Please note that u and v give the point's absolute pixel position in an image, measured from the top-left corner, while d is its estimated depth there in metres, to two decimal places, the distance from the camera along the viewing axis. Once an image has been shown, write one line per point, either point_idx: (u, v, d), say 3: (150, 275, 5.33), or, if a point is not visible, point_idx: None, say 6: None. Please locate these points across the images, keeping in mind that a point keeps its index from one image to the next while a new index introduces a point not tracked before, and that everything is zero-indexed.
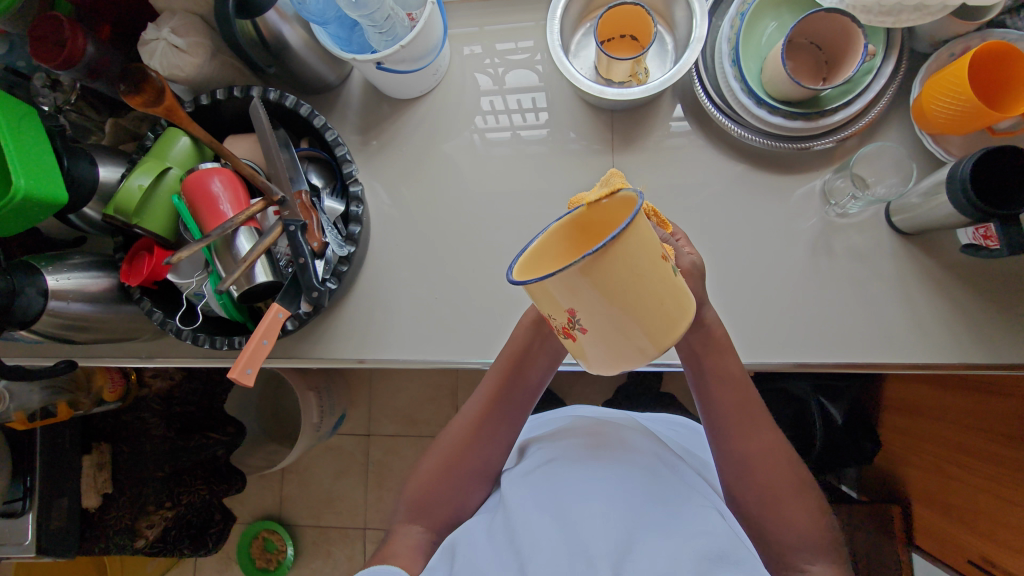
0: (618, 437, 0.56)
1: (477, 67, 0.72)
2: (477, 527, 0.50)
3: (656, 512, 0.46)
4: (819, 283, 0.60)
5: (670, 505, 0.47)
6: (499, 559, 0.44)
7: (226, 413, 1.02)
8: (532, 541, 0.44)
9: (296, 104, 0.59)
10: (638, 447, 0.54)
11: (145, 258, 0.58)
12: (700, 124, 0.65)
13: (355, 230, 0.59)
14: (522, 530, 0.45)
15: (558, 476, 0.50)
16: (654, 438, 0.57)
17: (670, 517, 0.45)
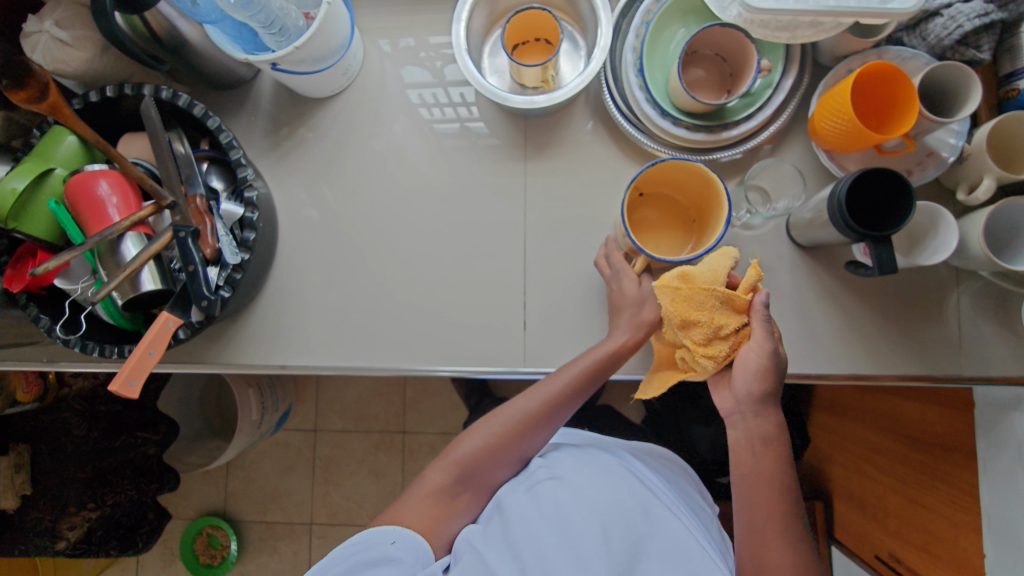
0: (609, 460, 0.62)
1: (391, 65, 0.69)
2: (475, 533, 0.54)
3: (649, 536, 0.53)
4: None
5: (658, 523, 0.54)
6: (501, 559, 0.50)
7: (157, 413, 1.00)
8: (541, 550, 0.49)
9: (190, 105, 0.57)
10: (626, 472, 0.61)
11: (28, 262, 0.56)
12: (613, 132, 0.64)
13: (249, 237, 0.57)
14: (531, 546, 0.50)
15: (557, 490, 0.56)
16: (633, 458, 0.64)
17: (661, 542, 0.52)
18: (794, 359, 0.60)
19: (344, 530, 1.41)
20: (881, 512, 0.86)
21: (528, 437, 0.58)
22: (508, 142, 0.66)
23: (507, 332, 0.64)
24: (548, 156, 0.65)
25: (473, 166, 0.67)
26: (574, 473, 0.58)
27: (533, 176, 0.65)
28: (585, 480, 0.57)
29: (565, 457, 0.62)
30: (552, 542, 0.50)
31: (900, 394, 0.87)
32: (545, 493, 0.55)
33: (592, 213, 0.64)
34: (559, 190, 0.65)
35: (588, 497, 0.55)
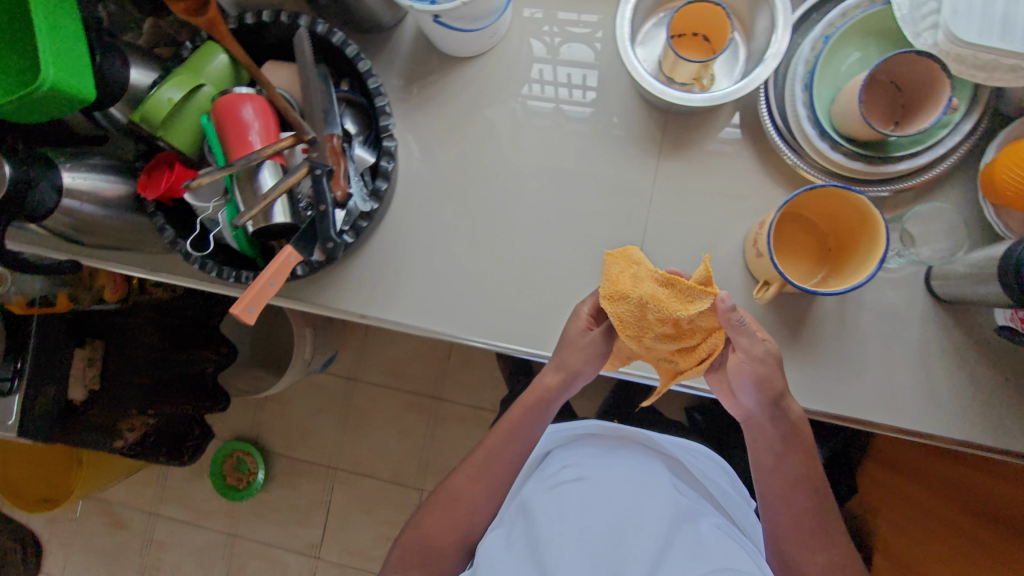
0: (634, 462, 0.61)
1: (535, 33, 0.67)
2: (504, 540, 0.54)
3: (679, 528, 0.51)
4: (840, 332, 0.59)
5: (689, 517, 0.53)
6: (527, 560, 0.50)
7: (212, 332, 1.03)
8: (563, 543, 0.50)
9: (344, 43, 0.56)
10: (650, 470, 0.60)
11: (165, 172, 0.57)
12: (756, 145, 0.62)
13: (381, 187, 0.56)
14: (551, 537, 0.50)
15: (580, 490, 0.56)
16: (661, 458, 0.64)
17: (690, 534, 0.50)
18: (902, 412, 0.58)
19: (365, 482, 1.43)
20: None
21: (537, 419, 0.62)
22: (643, 135, 0.64)
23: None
24: (683, 157, 0.63)
25: (602, 153, 0.65)
26: (597, 475, 0.58)
27: (663, 174, 0.63)
28: (609, 481, 0.57)
29: (591, 457, 0.62)
30: (572, 535, 0.50)
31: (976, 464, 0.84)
32: (567, 493, 0.56)
33: (718, 224, 0.62)
34: (687, 194, 0.63)
35: (608, 496, 0.55)
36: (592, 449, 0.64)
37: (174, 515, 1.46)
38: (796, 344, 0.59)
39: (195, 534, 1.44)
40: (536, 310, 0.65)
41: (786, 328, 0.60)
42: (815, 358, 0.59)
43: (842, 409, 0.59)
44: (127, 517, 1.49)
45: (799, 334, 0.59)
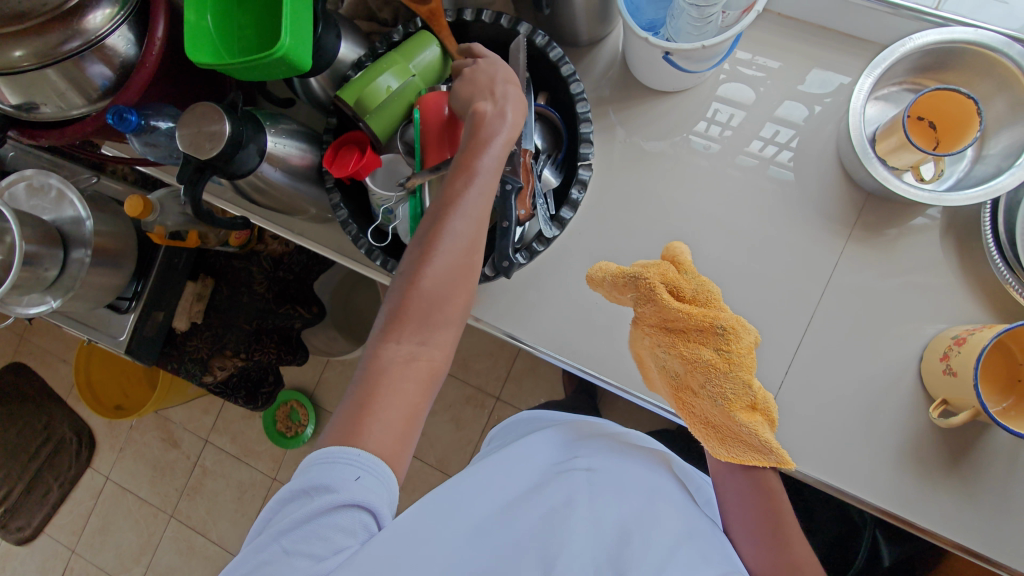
0: (648, 467, 0.55)
1: (737, 80, 0.64)
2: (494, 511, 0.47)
3: (689, 546, 0.46)
4: (1008, 472, 0.55)
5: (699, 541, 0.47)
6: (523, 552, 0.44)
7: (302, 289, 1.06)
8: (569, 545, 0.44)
9: (561, 60, 0.55)
10: (665, 481, 0.54)
11: (352, 153, 0.56)
12: (957, 250, 0.57)
13: (566, 216, 0.54)
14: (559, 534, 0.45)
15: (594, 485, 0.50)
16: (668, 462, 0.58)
17: (698, 554, 0.45)
18: None
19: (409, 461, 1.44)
20: None
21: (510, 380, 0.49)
22: (832, 213, 0.60)
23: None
24: (870, 245, 0.59)
25: (781, 219, 0.61)
26: (614, 472, 0.52)
27: (845, 257, 0.60)
28: (622, 481, 0.51)
29: (605, 449, 0.56)
30: (581, 536, 0.45)
31: None
32: (577, 482, 0.50)
33: (893, 323, 0.58)
34: (866, 283, 0.59)
35: (621, 499, 0.49)
36: (606, 439, 0.58)
37: (226, 447, 1.54)
38: (956, 469, 0.55)
39: (240, 469, 1.52)
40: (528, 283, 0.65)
41: (947, 451, 0.56)
42: (974, 489, 0.55)
43: (991, 549, 0.54)
44: (182, 436, 1.57)
45: (961, 460, 0.55)
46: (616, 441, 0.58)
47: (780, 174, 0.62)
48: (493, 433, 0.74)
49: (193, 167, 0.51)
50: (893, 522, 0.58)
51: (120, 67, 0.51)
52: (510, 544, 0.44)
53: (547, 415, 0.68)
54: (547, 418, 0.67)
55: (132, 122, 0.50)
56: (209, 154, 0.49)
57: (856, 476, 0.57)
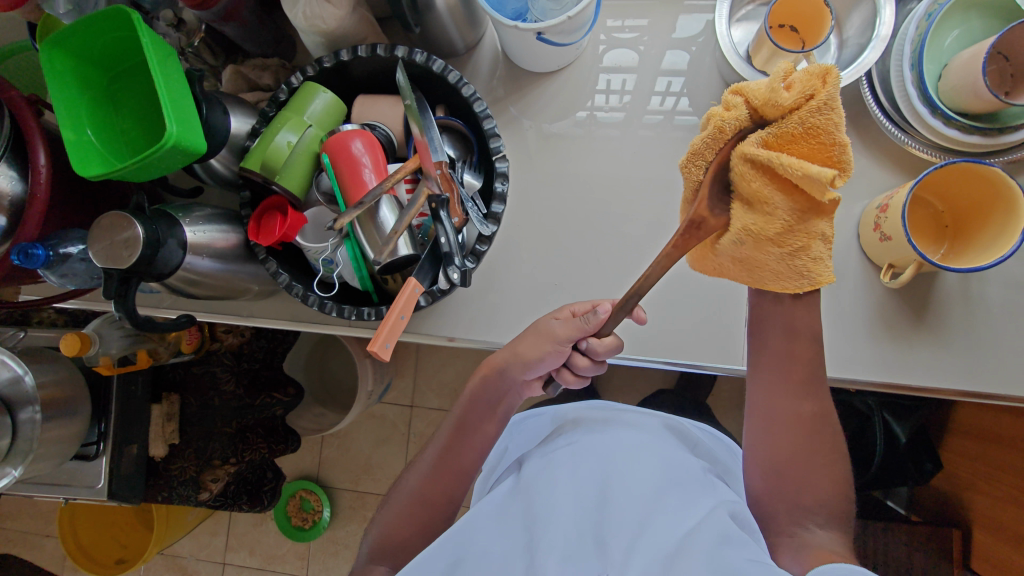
0: (641, 432, 0.61)
1: (613, 45, 0.67)
2: (497, 511, 0.55)
3: (675, 498, 0.52)
4: (967, 310, 0.58)
5: (685, 489, 0.53)
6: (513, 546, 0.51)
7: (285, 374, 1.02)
8: (551, 527, 0.51)
9: (445, 70, 0.56)
10: (654, 440, 0.60)
11: (276, 219, 0.56)
12: (855, 128, 0.61)
13: (499, 210, 0.55)
14: (543, 516, 0.52)
15: (577, 461, 0.57)
16: (659, 423, 0.64)
17: (682, 502, 0.52)
18: None
19: None
20: None
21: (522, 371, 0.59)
22: None
23: (706, 325, 0.64)
24: None
25: None
26: (597, 446, 0.58)
27: None
28: (603, 448, 0.58)
29: (589, 426, 0.63)
30: (565, 512, 0.52)
31: None
32: (564, 462, 0.57)
33: None
34: None
35: (602, 465, 0.56)
36: (590, 417, 0.65)
37: (246, 561, 1.46)
38: (924, 324, 0.59)
39: None
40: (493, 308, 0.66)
41: (909, 311, 0.59)
42: (945, 337, 0.58)
43: (977, 384, 0.58)
44: (197, 567, 1.48)
45: (925, 314, 0.59)
46: (602, 416, 0.64)
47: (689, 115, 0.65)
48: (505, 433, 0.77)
49: (117, 280, 0.49)
50: (889, 392, 0.60)
51: (10, 206, 0.50)
52: (503, 548, 0.51)
53: (552, 405, 0.74)
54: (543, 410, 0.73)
55: (39, 256, 0.49)
56: (129, 262, 0.48)
57: (841, 361, 0.60)
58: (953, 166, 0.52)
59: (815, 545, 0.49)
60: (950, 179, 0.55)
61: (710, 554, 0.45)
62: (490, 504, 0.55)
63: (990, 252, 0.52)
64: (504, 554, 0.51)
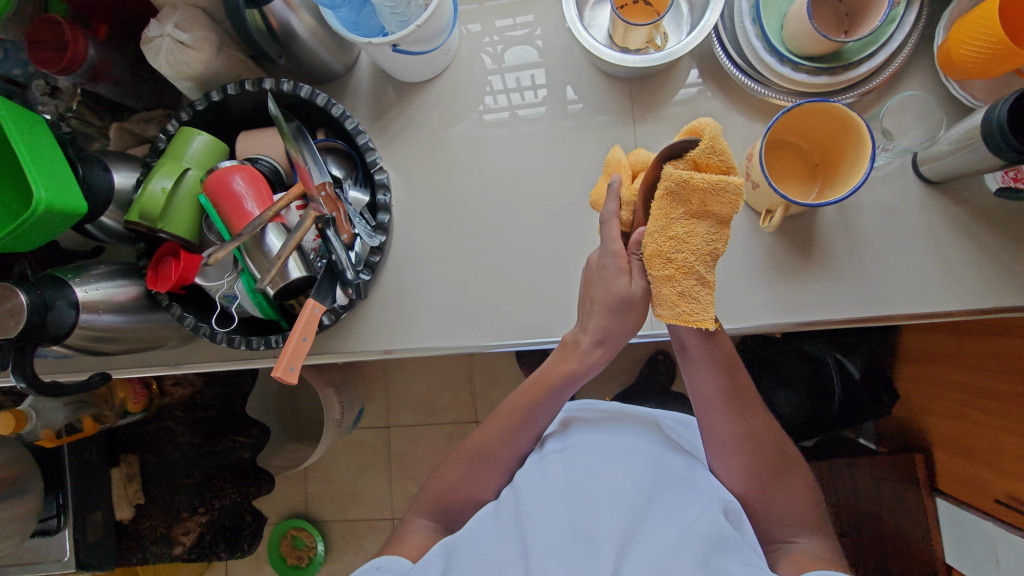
0: (634, 433, 0.59)
1: (480, 47, 0.70)
2: (487, 518, 0.53)
3: (667, 499, 0.51)
4: (848, 239, 0.61)
5: (676, 491, 0.52)
6: (504, 546, 0.49)
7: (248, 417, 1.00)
8: (541, 528, 0.49)
9: (313, 94, 0.58)
10: (648, 440, 0.59)
11: (170, 263, 0.57)
12: (719, 87, 0.64)
13: (385, 220, 0.58)
14: (531, 518, 0.50)
15: (568, 463, 0.55)
16: (651, 424, 0.64)
17: (675, 503, 0.51)
18: (927, 297, 0.60)
19: None
20: (995, 457, 0.89)
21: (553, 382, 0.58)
22: (611, 109, 0.67)
23: None
24: (652, 120, 0.66)
25: (576, 137, 0.68)
26: (589, 447, 0.57)
27: (639, 139, 0.67)
28: (595, 448, 0.56)
29: (578, 426, 0.61)
30: (554, 513, 0.50)
31: (1008, 331, 0.88)
32: (556, 464, 0.55)
33: None
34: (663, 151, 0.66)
35: (595, 464, 0.54)
36: (580, 418, 0.63)
37: None
38: (812, 260, 0.61)
39: None
40: (412, 314, 0.68)
41: (796, 250, 0.62)
42: (833, 269, 0.61)
43: (869, 309, 0.61)
44: None
45: (811, 251, 0.61)
46: (596, 417, 0.63)
47: (575, 102, 0.68)
48: None
49: (10, 349, 0.50)
50: (791, 331, 0.63)
51: None
52: (492, 551, 0.49)
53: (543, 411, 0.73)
54: None
55: None
56: (17, 329, 0.49)
57: (741, 309, 0.62)
58: (803, 109, 0.54)
59: (798, 552, 0.52)
60: (809, 122, 0.57)
61: (706, 559, 0.44)
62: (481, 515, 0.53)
63: (851, 184, 0.54)
64: (495, 556, 0.48)
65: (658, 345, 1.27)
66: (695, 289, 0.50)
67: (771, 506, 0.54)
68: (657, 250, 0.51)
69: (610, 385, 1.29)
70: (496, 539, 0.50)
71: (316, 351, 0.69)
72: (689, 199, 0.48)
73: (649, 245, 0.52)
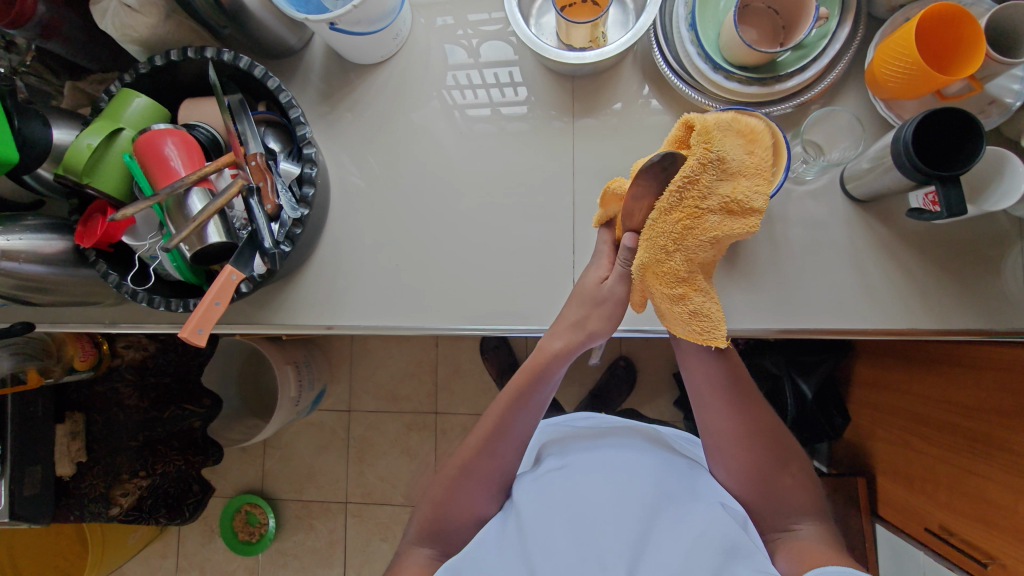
0: (633, 450, 0.61)
1: (450, 38, 0.70)
2: (493, 540, 0.53)
3: (675, 512, 0.53)
4: (775, 249, 0.61)
5: (681, 504, 0.54)
6: (511, 567, 0.49)
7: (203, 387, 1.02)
8: (549, 549, 0.49)
9: (251, 66, 0.59)
10: (648, 455, 0.60)
11: (97, 220, 0.58)
12: (660, 92, 0.66)
13: (308, 192, 0.59)
14: (539, 539, 0.50)
15: (568, 481, 0.56)
16: (645, 439, 0.65)
17: (679, 515, 0.52)
18: (848, 313, 0.60)
19: (379, 510, 1.40)
20: (931, 485, 0.87)
21: (535, 392, 0.59)
22: (556, 105, 0.68)
23: (541, 289, 0.68)
24: (593, 118, 0.67)
25: (520, 129, 0.69)
26: (588, 466, 0.58)
27: (579, 136, 0.68)
28: (598, 465, 0.58)
29: (579, 446, 0.63)
30: (562, 534, 0.51)
31: (934, 361, 0.85)
32: (561, 480, 0.56)
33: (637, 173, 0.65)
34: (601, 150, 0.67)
35: (597, 481, 0.55)
36: (580, 438, 0.65)
37: None
38: (736, 269, 0.61)
39: None
40: (347, 293, 0.70)
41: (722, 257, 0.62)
42: (756, 279, 0.61)
43: (786, 321, 0.61)
44: None
45: (737, 259, 0.61)
46: (594, 436, 0.64)
47: (523, 103, 0.69)
48: None
49: None
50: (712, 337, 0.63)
51: None
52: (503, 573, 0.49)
53: (539, 425, 0.74)
54: (529, 438, 0.73)
55: None
56: None
57: None
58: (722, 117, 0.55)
59: (796, 545, 0.53)
60: None
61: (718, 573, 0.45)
62: (487, 538, 0.54)
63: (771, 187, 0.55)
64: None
65: (622, 349, 1.26)
66: (706, 305, 0.54)
67: (766, 506, 0.56)
68: (664, 266, 0.53)
69: (570, 386, 1.28)
70: (505, 555, 0.51)
71: (251, 321, 0.70)
72: (689, 219, 0.51)
73: (642, 255, 0.54)
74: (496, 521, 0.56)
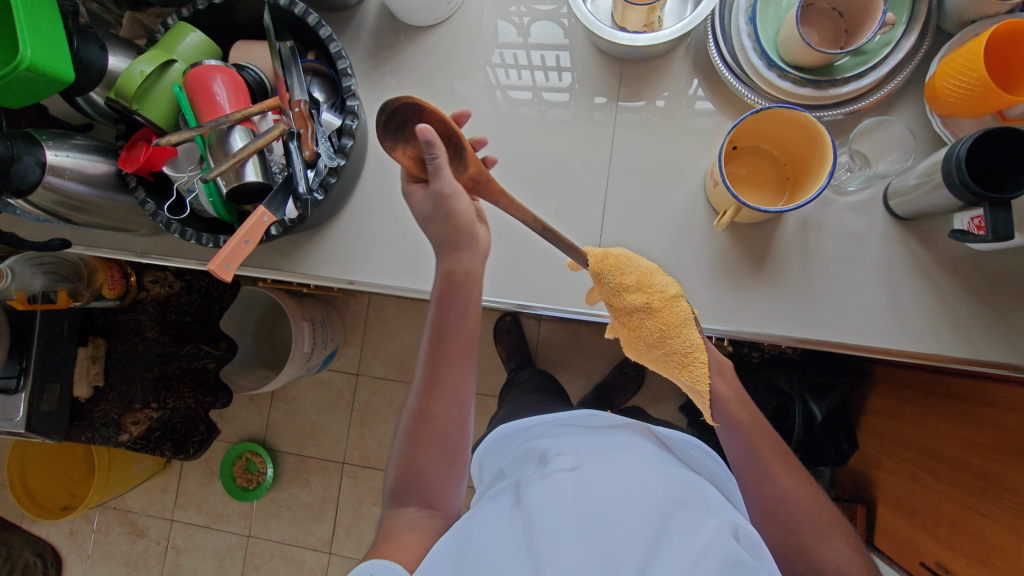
0: (641, 456, 0.60)
1: (503, 11, 0.70)
2: (495, 527, 0.53)
3: (677, 518, 0.52)
4: (806, 258, 0.60)
5: (687, 514, 0.53)
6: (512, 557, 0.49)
7: (218, 329, 1.08)
8: (553, 542, 0.48)
9: (305, 13, 0.59)
10: (654, 463, 0.59)
11: (142, 147, 0.59)
12: (711, 88, 0.65)
13: (347, 144, 0.60)
14: (543, 531, 0.49)
15: (577, 476, 0.55)
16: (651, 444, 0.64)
17: (684, 524, 0.51)
18: (874, 331, 0.59)
19: (374, 474, 1.42)
20: (933, 522, 0.85)
21: None
22: (602, 87, 0.67)
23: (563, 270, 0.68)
24: (638, 104, 0.66)
25: (562, 108, 0.68)
26: (595, 464, 0.57)
27: (621, 120, 0.67)
28: (603, 466, 0.57)
29: (583, 446, 0.62)
30: (567, 527, 0.50)
31: (953, 396, 0.84)
32: (563, 478, 0.55)
33: (673, 166, 0.65)
34: (642, 135, 0.66)
35: (604, 482, 0.55)
36: (587, 437, 0.64)
37: (192, 519, 1.47)
38: (763, 272, 0.61)
39: (214, 537, 1.45)
40: (372, 252, 0.70)
41: (750, 259, 0.61)
42: (782, 284, 0.60)
43: (807, 331, 0.60)
44: (147, 524, 1.48)
45: (766, 263, 0.61)
46: (602, 438, 0.64)
47: (567, 88, 0.68)
48: (492, 443, 0.79)
49: None
50: (729, 338, 0.63)
51: None
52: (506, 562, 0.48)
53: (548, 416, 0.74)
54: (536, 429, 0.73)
55: None
56: None
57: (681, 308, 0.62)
58: (768, 112, 0.53)
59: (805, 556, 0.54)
60: (777, 124, 0.55)
61: None
62: (490, 525, 0.53)
63: (816, 186, 0.53)
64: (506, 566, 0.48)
65: None
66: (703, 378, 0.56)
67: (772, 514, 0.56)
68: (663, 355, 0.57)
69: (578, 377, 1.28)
70: (508, 542, 0.50)
71: (276, 266, 0.71)
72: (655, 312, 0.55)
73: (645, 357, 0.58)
74: (499, 508, 0.56)
